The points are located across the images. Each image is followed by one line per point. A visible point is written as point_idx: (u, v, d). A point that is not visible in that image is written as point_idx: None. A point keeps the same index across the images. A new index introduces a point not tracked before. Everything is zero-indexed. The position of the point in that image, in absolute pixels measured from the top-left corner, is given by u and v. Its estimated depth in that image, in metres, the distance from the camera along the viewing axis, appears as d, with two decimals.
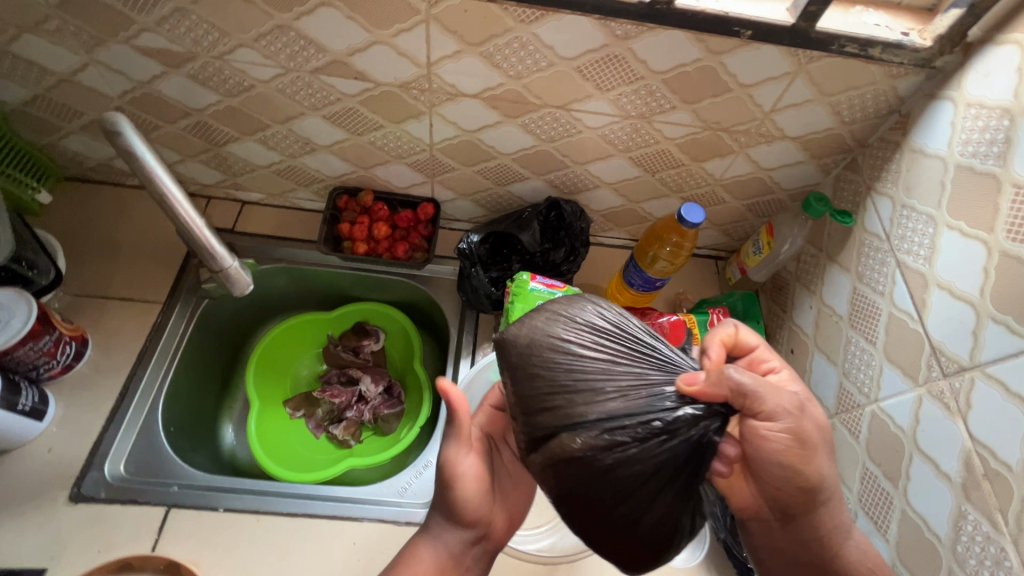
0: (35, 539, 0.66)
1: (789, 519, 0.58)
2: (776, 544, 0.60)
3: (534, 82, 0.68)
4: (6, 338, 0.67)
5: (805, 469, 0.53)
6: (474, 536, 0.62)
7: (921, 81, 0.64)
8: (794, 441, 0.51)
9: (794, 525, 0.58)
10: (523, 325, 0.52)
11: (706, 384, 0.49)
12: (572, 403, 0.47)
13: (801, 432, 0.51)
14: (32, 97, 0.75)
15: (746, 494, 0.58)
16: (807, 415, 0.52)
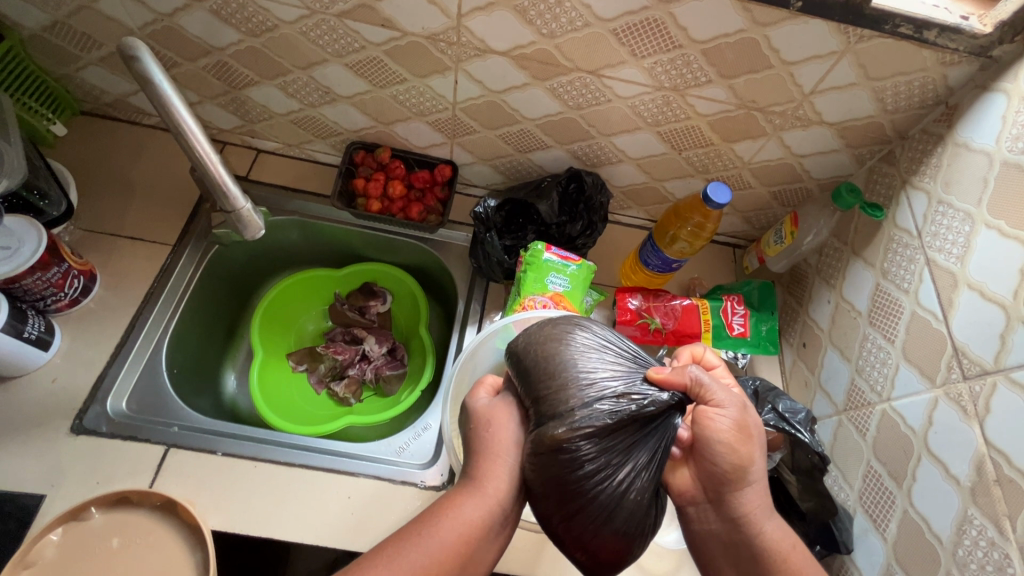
0: (35, 466, 0.67)
1: (721, 501, 0.51)
2: (711, 530, 0.53)
3: (567, 43, 0.65)
4: (14, 266, 0.66)
5: (741, 452, 0.49)
6: (503, 522, 0.51)
7: (974, 72, 0.61)
8: (737, 429, 0.49)
9: (724, 510, 0.51)
10: (524, 333, 0.57)
11: (670, 373, 0.52)
12: (561, 390, 0.50)
13: (746, 423, 0.49)
14: (51, 23, 0.73)
15: (685, 481, 0.54)
16: (750, 411, 0.51)
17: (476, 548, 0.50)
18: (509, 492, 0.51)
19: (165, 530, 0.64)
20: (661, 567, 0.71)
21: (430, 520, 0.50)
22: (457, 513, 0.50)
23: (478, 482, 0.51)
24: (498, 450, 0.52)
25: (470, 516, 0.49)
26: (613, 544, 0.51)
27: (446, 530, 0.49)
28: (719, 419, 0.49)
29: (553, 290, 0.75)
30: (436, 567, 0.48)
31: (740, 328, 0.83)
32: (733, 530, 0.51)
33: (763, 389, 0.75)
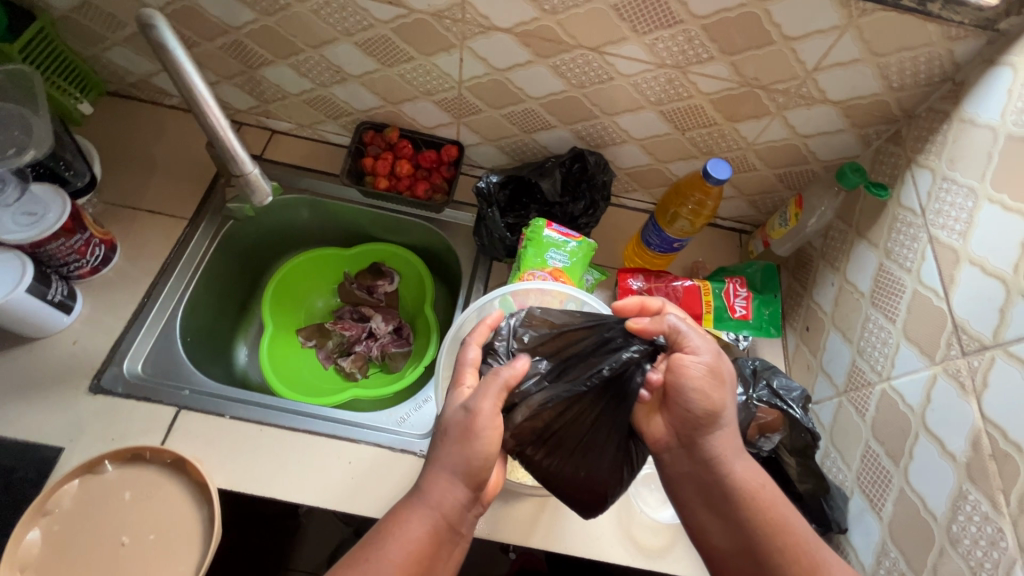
0: (55, 421, 0.70)
1: (693, 446, 0.56)
2: (683, 472, 0.57)
3: (569, 19, 0.66)
4: (40, 230, 0.70)
5: (714, 398, 0.54)
6: (453, 530, 0.51)
7: (981, 47, 0.60)
8: (711, 370, 0.53)
9: (698, 454, 0.56)
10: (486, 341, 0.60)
11: (649, 323, 0.54)
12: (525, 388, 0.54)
13: (716, 364, 0.54)
14: (80, 3, 0.77)
15: (658, 427, 0.58)
16: (724, 357, 0.55)
17: (432, 558, 0.50)
18: (457, 502, 0.51)
19: (174, 486, 0.67)
20: (656, 541, 0.72)
21: (376, 541, 0.50)
22: (399, 527, 0.50)
23: (422, 494, 0.51)
24: (447, 458, 0.51)
25: (416, 529, 0.50)
26: (594, 488, 0.57)
27: (394, 548, 0.49)
28: (693, 361, 0.53)
29: (552, 265, 0.77)
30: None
31: (742, 310, 0.83)
32: (709, 470, 0.55)
33: (761, 367, 0.76)
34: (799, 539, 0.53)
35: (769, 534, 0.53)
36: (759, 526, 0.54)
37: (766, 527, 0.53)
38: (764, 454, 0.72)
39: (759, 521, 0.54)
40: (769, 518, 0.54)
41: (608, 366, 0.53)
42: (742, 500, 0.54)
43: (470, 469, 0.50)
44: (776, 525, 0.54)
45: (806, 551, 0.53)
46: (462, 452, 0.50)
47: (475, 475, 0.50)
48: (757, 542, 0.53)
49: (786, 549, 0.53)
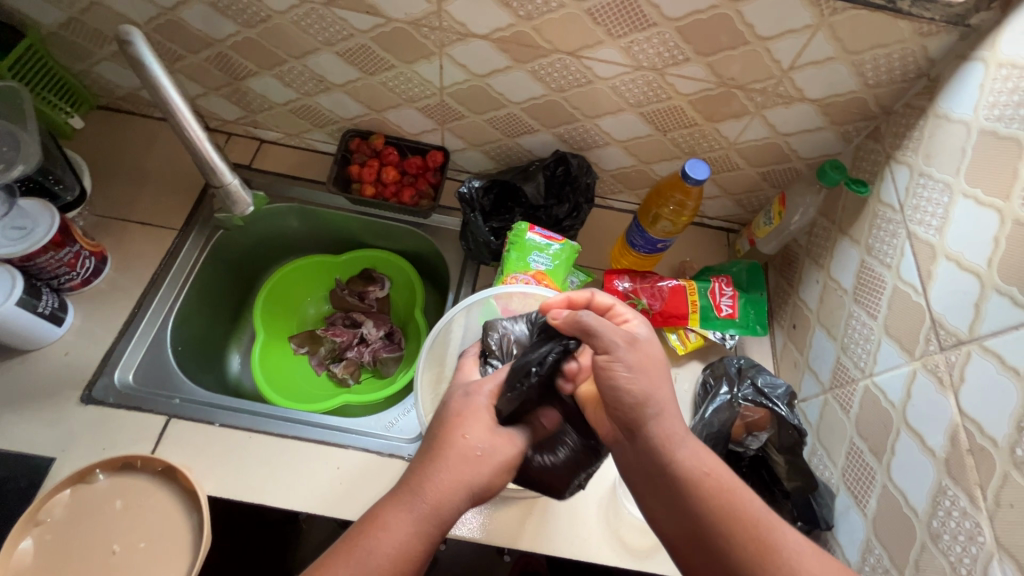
0: (48, 432, 0.72)
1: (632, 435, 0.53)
2: (631, 462, 0.54)
3: (544, 24, 0.67)
4: (30, 243, 0.71)
5: (635, 387, 0.51)
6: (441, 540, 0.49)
7: (954, 42, 0.61)
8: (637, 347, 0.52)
9: (638, 442, 0.53)
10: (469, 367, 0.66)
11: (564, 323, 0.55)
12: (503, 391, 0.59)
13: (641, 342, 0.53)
14: (67, 20, 0.78)
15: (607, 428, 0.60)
16: (640, 346, 0.52)
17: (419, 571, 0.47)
18: (453, 510, 0.50)
19: (164, 494, 0.68)
20: (645, 542, 0.72)
21: (361, 551, 0.46)
22: (390, 534, 0.47)
23: (421, 500, 0.49)
24: (455, 462, 0.52)
25: (409, 537, 0.47)
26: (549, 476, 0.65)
27: (382, 558, 0.46)
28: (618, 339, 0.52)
29: (535, 268, 0.78)
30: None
31: (728, 309, 0.83)
32: (649, 446, 0.52)
33: (746, 366, 0.77)
34: (756, 521, 0.49)
35: (715, 515, 0.49)
36: (703, 506, 0.49)
37: (712, 506, 0.49)
38: (751, 452, 0.73)
39: (703, 501, 0.49)
40: (718, 498, 0.49)
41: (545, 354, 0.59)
42: (683, 478, 0.50)
43: (479, 473, 0.53)
44: (727, 505, 0.49)
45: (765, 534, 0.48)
46: (473, 460, 0.53)
47: (478, 485, 0.53)
48: (703, 522, 0.49)
49: (735, 533, 0.48)
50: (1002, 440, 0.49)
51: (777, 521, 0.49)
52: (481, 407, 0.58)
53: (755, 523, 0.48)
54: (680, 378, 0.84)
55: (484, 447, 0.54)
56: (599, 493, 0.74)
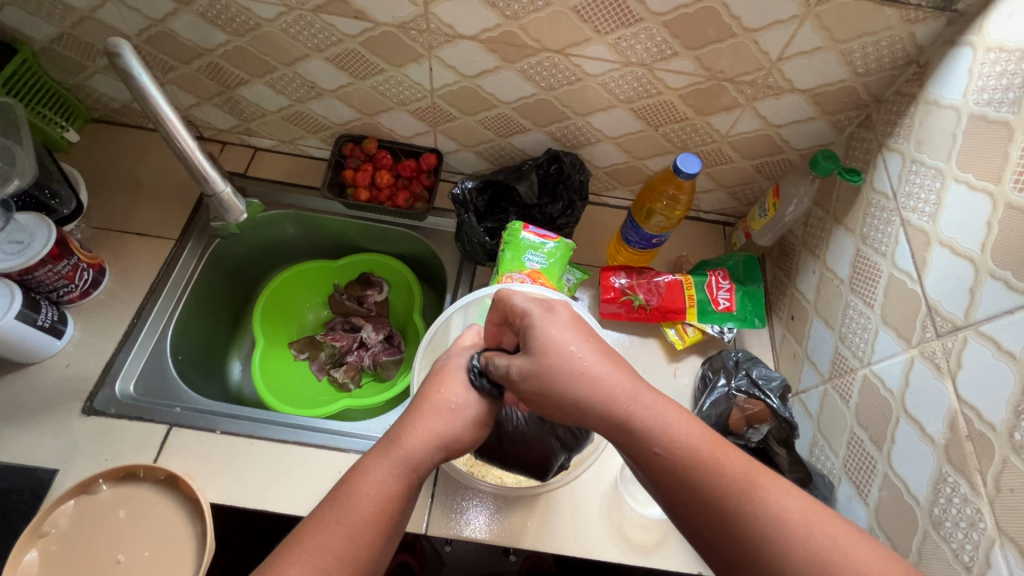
0: (50, 444, 0.72)
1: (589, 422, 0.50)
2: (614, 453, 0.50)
3: (532, 23, 0.67)
4: (27, 257, 0.72)
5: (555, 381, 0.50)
6: (418, 489, 0.51)
7: (941, 28, 0.60)
8: (542, 363, 0.51)
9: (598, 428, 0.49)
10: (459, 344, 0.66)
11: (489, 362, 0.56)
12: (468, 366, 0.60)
13: (543, 345, 0.51)
14: (59, 35, 0.79)
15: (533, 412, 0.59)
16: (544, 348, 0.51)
17: (398, 517, 0.48)
18: (427, 460, 0.51)
19: (166, 503, 0.68)
20: (647, 538, 0.72)
21: (345, 497, 0.47)
22: (370, 478, 0.48)
23: (397, 449, 0.50)
24: (430, 415, 0.54)
25: (387, 482, 0.48)
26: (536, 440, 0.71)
27: (364, 502, 0.47)
28: (514, 368, 0.52)
29: (530, 267, 0.78)
30: (364, 548, 0.45)
31: (725, 302, 0.83)
32: (603, 423, 0.49)
33: (744, 359, 0.77)
34: (729, 483, 0.43)
35: (680, 482, 0.44)
36: (666, 475, 0.45)
37: (678, 475, 0.45)
38: (753, 446, 0.72)
39: (664, 470, 0.45)
40: (685, 466, 0.45)
41: (492, 377, 0.57)
42: (642, 450, 0.47)
43: (452, 428, 0.54)
44: (692, 471, 0.44)
45: (746, 499, 0.42)
46: (446, 415, 0.54)
47: (454, 439, 0.53)
48: (673, 490, 0.45)
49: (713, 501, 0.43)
50: (1000, 425, 0.48)
51: (761, 483, 0.43)
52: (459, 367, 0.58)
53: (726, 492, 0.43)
54: (679, 372, 0.84)
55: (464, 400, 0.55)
56: (601, 488, 0.74)
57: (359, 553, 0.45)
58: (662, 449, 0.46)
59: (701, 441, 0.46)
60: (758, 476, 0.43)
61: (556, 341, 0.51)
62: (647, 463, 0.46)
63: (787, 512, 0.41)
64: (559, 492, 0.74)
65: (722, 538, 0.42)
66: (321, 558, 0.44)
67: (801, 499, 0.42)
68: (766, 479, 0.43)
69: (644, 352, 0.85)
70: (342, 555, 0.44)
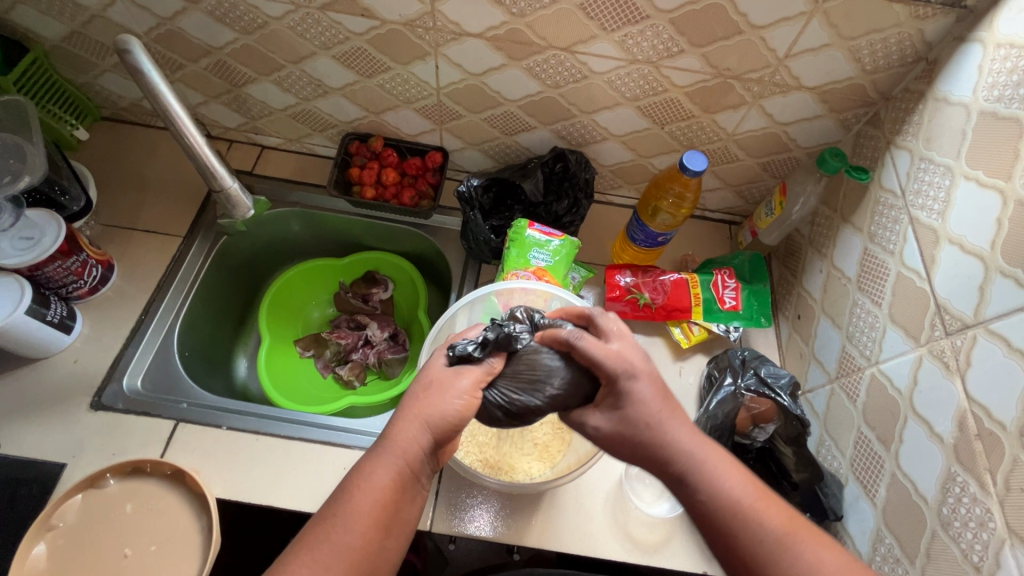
0: (59, 438, 0.73)
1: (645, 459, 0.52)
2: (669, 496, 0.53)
3: (537, 21, 0.67)
4: (37, 254, 0.72)
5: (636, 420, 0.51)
6: (416, 479, 0.51)
7: (951, 25, 0.60)
8: (623, 427, 0.52)
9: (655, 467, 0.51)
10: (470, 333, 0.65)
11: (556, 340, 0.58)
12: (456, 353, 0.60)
13: (625, 412, 0.52)
14: (70, 33, 0.80)
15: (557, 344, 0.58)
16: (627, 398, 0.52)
17: (395, 508, 0.49)
18: (417, 446, 0.51)
19: (173, 497, 0.68)
20: (653, 537, 0.71)
21: (342, 494, 0.49)
22: (362, 474, 0.50)
23: (386, 443, 0.51)
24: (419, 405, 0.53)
25: (380, 475, 0.49)
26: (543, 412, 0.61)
27: (357, 496, 0.49)
28: (592, 426, 0.54)
29: (535, 265, 0.78)
30: (362, 539, 0.47)
31: (731, 302, 0.83)
32: (664, 473, 0.51)
33: (750, 358, 0.76)
34: (765, 537, 0.46)
35: (730, 535, 0.47)
36: (715, 524, 0.48)
37: (723, 522, 0.48)
38: (760, 444, 0.72)
39: (715, 520, 0.48)
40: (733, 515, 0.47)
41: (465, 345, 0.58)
42: (693, 498, 0.49)
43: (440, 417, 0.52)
44: (738, 521, 0.47)
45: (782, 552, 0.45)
46: (428, 396, 0.53)
47: (440, 415, 0.52)
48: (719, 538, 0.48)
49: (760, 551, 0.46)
50: (1011, 424, 0.48)
51: (800, 537, 0.46)
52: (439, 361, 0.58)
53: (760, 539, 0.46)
54: (685, 371, 0.83)
55: (451, 380, 0.55)
56: (605, 487, 0.74)
57: (357, 544, 0.47)
58: (707, 496, 0.49)
59: (750, 496, 0.48)
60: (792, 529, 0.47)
61: (633, 409, 0.52)
62: (699, 510, 0.49)
63: (821, 566, 0.44)
64: (564, 489, 0.74)
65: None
66: (321, 549, 0.46)
67: (833, 555, 0.45)
68: (806, 536, 0.46)
69: (648, 351, 0.85)
70: (341, 547, 0.46)
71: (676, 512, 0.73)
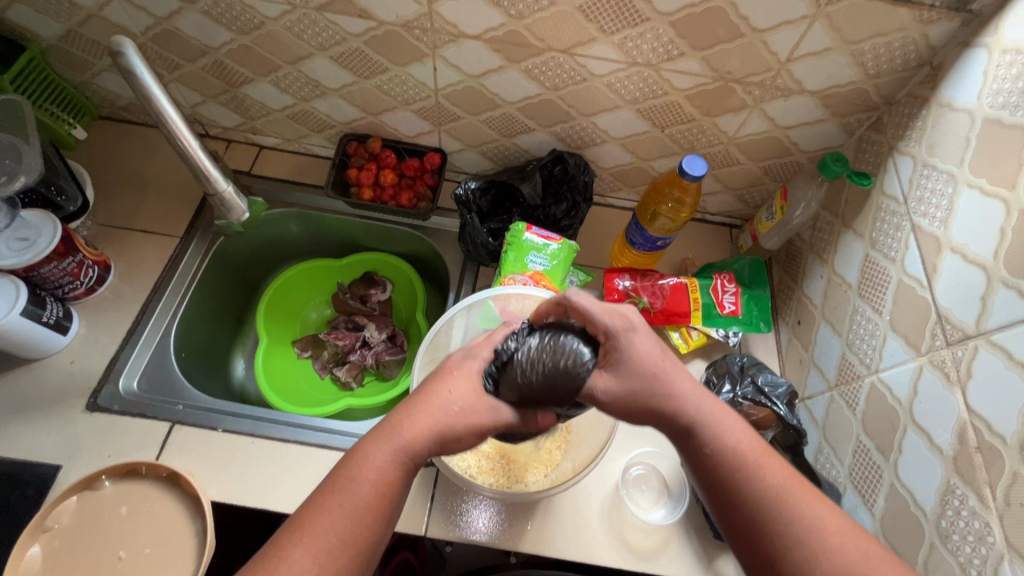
0: (55, 439, 0.73)
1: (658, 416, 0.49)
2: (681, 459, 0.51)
3: (536, 23, 0.66)
4: (33, 254, 0.72)
5: (644, 373, 0.49)
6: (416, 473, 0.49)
7: (956, 29, 0.59)
8: (628, 383, 0.49)
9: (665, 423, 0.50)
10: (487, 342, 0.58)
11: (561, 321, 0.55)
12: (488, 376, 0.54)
13: (630, 366, 0.50)
14: (66, 32, 0.79)
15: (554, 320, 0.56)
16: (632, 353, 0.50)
17: (395, 502, 0.47)
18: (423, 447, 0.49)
19: (169, 500, 0.68)
20: (648, 544, 0.71)
21: (345, 482, 0.46)
22: (368, 464, 0.47)
23: (398, 437, 0.48)
24: (432, 405, 0.50)
25: (387, 468, 0.47)
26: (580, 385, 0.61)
27: (363, 485, 0.46)
28: (601, 388, 0.50)
29: (533, 269, 0.77)
30: (362, 530, 0.45)
31: (731, 306, 0.82)
32: (669, 427, 0.50)
33: (749, 364, 0.75)
34: (769, 494, 0.46)
35: (734, 488, 0.47)
36: (721, 479, 0.47)
37: (729, 475, 0.47)
38: None
39: (720, 474, 0.47)
40: (738, 469, 0.47)
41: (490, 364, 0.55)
42: (698, 450, 0.49)
43: (453, 426, 0.50)
44: (742, 476, 0.47)
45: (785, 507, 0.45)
46: (456, 414, 0.50)
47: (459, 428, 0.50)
48: (723, 493, 0.47)
49: (763, 510, 0.45)
50: (1011, 438, 0.47)
51: (799, 495, 0.45)
52: (474, 371, 0.54)
53: (763, 495, 0.46)
54: None
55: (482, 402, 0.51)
56: (602, 492, 0.74)
57: (361, 536, 0.45)
58: (714, 450, 0.48)
59: (754, 449, 0.48)
60: (795, 489, 0.46)
61: (635, 361, 0.49)
62: (705, 463, 0.48)
63: (824, 525, 0.44)
64: (560, 495, 0.73)
65: (764, 551, 0.45)
66: (323, 539, 0.44)
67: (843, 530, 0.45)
68: (804, 495, 0.46)
69: None
70: (344, 536, 0.45)
71: (671, 519, 0.72)
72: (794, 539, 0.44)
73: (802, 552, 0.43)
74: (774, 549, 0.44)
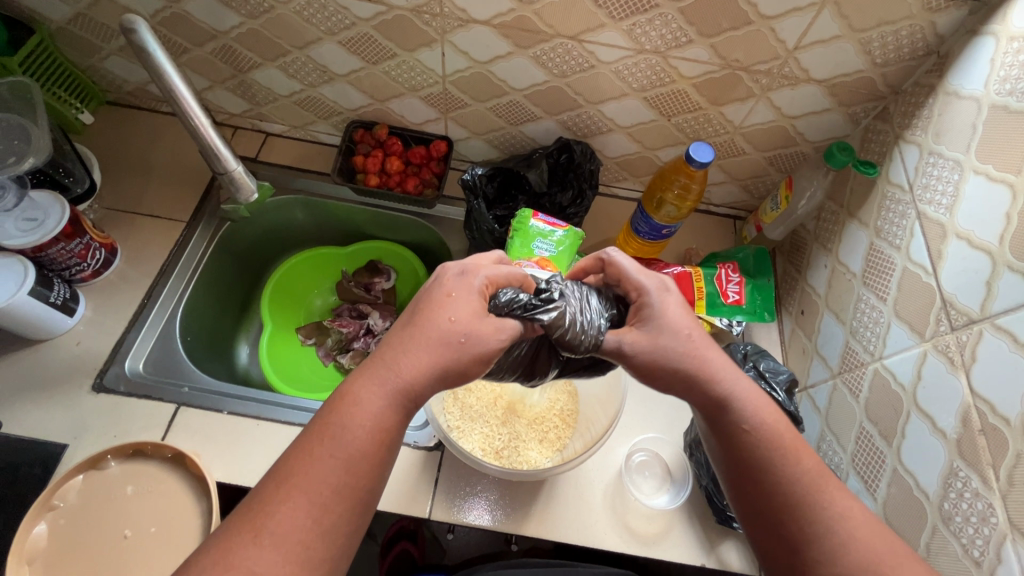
0: (60, 419, 0.73)
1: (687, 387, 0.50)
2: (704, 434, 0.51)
3: (545, 9, 0.66)
4: (40, 235, 0.72)
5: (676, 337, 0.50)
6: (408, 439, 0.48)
7: (964, 17, 0.59)
8: (657, 338, 0.50)
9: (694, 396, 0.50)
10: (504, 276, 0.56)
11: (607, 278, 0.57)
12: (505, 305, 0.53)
13: (663, 323, 0.51)
14: (75, 15, 0.79)
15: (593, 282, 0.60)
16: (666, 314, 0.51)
17: (385, 459, 0.46)
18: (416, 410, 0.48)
19: (173, 479, 0.68)
20: (652, 530, 0.71)
21: (336, 430, 0.44)
22: (363, 408, 0.45)
23: (395, 377, 0.46)
24: (430, 338, 0.47)
25: (380, 414, 0.45)
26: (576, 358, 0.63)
27: (359, 431, 0.44)
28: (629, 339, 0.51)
29: (539, 255, 0.77)
30: (354, 488, 0.44)
31: (735, 295, 0.82)
32: (702, 398, 0.50)
33: (751, 351, 0.76)
34: (801, 480, 0.46)
35: (767, 471, 0.47)
36: (755, 457, 0.47)
37: (762, 454, 0.47)
38: None
39: (755, 455, 0.47)
40: (771, 449, 0.47)
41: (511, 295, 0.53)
42: (736, 430, 0.48)
43: (457, 359, 0.47)
44: (775, 458, 0.47)
45: (813, 496, 0.46)
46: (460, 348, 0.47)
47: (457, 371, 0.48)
48: (755, 472, 0.47)
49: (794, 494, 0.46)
50: (1015, 419, 0.48)
51: (829, 482, 0.47)
52: (474, 287, 0.51)
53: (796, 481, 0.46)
54: None
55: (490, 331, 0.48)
56: (605, 479, 0.74)
57: (351, 492, 0.44)
58: (751, 428, 0.48)
59: (786, 435, 0.48)
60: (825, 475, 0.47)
61: (672, 323, 0.51)
62: (739, 442, 0.48)
63: (850, 515, 0.45)
64: (564, 480, 0.74)
65: (790, 537, 0.45)
66: (317, 493, 0.42)
67: (852, 506, 0.46)
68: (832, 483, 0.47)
69: None
70: (339, 490, 0.43)
71: (674, 505, 0.73)
72: (820, 529, 0.44)
73: (829, 539, 0.44)
74: (800, 534, 0.45)
